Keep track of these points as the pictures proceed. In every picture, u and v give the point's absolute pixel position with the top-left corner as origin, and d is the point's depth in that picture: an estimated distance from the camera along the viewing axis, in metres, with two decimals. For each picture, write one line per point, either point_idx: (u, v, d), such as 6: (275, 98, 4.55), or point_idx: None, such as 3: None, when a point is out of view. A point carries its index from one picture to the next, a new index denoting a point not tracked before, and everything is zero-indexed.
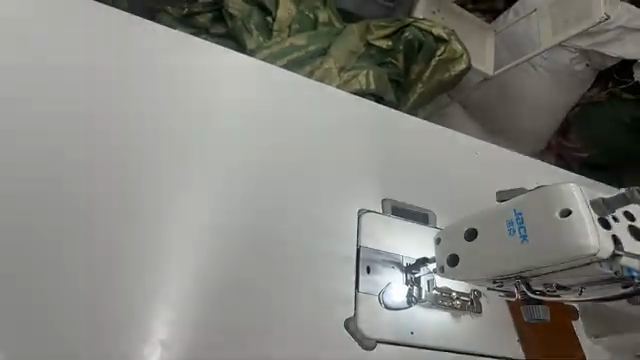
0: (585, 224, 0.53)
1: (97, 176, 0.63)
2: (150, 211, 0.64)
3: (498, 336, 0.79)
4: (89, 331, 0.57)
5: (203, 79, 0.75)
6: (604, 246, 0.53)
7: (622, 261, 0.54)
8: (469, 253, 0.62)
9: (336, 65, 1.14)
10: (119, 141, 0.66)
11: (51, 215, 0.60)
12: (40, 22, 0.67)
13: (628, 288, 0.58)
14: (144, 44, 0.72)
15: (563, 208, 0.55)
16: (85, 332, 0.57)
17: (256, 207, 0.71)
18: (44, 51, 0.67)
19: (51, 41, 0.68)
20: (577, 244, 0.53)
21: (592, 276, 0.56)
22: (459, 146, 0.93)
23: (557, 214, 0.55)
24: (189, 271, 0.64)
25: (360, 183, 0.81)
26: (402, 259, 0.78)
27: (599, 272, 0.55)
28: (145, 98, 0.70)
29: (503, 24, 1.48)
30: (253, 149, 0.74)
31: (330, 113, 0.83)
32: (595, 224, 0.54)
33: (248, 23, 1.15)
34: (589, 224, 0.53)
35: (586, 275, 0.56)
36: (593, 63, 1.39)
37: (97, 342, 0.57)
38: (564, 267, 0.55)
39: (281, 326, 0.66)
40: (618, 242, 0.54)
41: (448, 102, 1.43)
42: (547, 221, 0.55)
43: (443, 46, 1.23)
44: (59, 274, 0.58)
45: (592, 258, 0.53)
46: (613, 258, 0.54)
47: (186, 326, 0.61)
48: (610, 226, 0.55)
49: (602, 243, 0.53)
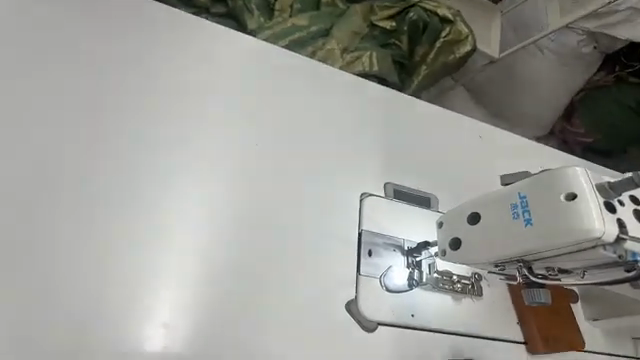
0: (591, 207, 0.53)
1: (97, 157, 0.63)
2: (150, 193, 0.64)
3: (499, 319, 0.80)
4: (90, 313, 0.57)
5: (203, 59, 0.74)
6: (609, 229, 0.53)
7: (628, 245, 0.54)
8: (471, 236, 0.61)
9: (339, 46, 1.12)
10: (119, 122, 0.66)
11: (51, 196, 0.59)
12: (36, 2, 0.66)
13: (632, 272, 0.57)
14: (143, 25, 0.72)
15: (568, 191, 0.54)
16: (86, 314, 0.57)
17: (257, 190, 0.71)
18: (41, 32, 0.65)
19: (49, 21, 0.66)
20: (582, 228, 0.52)
21: (596, 259, 0.56)
22: (462, 129, 0.92)
23: (562, 198, 0.54)
24: (190, 253, 0.64)
25: (362, 167, 0.80)
26: (403, 242, 0.78)
27: (603, 257, 0.55)
28: (145, 79, 0.69)
29: (510, 5, 1.45)
30: (254, 131, 0.73)
31: (332, 95, 0.82)
32: (601, 207, 0.53)
33: (249, 3, 1.12)
34: (595, 207, 0.53)
35: (590, 259, 0.56)
36: (601, 46, 1.37)
37: (98, 324, 0.57)
38: (568, 250, 0.55)
39: (282, 309, 0.67)
40: (623, 225, 0.54)
41: (452, 86, 1.41)
42: (552, 205, 0.55)
43: (448, 27, 1.20)
44: (60, 255, 0.58)
45: (597, 241, 0.53)
46: (618, 241, 0.54)
47: (188, 306, 0.62)
48: (615, 210, 0.55)
49: (606, 226, 0.53)
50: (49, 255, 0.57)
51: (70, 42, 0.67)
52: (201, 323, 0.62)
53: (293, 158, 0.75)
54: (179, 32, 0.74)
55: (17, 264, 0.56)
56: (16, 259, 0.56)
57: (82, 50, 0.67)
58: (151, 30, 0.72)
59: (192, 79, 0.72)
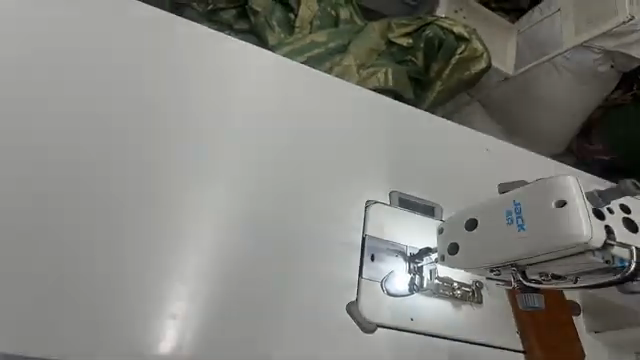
0: (579, 213, 0.55)
1: (124, 157, 0.67)
2: (170, 194, 0.68)
3: (498, 326, 0.82)
4: (111, 305, 0.61)
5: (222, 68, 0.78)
6: (595, 234, 0.55)
7: (614, 250, 0.57)
8: (469, 241, 0.64)
9: (356, 62, 1.16)
10: (143, 125, 0.70)
11: (82, 191, 0.64)
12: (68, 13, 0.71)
13: (616, 276, 0.59)
14: (169, 37, 0.76)
15: (558, 198, 0.57)
16: (108, 305, 0.61)
17: (270, 195, 0.75)
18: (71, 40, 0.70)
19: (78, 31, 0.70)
20: (571, 233, 0.55)
21: (586, 265, 0.58)
22: (470, 142, 0.95)
23: (553, 204, 0.57)
24: (204, 251, 0.67)
25: (371, 174, 0.83)
26: (406, 249, 0.80)
27: (591, 262, 0.57)
28: (170, 86, 0.73)
29: (527, 23, 1.47)
30: (269, 139, 0.78)
31: (346, 107, 0.86)
32: (589, 214, 0.56)
33: (271, 20, 1.21)
34: (584, 215, 0.55)
35: (579, 264, 0.58)
36: (618, 65, 1.34)
37: (118, 315, 0.61)
38: (558, 255, 0.57)
39: (288, 309, 0.70)
40: (611, 231, 0.57)
41: (467, 101, 1.44)
42: (543, 211, 0.58)
43: (464, 45, 1.23)
44: (88, 246, 0.62)
45: (585, 246, 0.55)
46: (606, 247, 0.57)
47: (199, 303, 0.65)
48: (604, 217, 0.58)
49: (593, 231, 0.55)
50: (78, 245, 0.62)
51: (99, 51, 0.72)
52: (213, 319, 0.65)
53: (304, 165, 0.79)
54: (200, 44, 0.78)
55: (49, 253, 0.60)
56: (48, 249, 0.61)
57: None
58: (178, 42, 0.76)
59: (211, 90, 0.76)
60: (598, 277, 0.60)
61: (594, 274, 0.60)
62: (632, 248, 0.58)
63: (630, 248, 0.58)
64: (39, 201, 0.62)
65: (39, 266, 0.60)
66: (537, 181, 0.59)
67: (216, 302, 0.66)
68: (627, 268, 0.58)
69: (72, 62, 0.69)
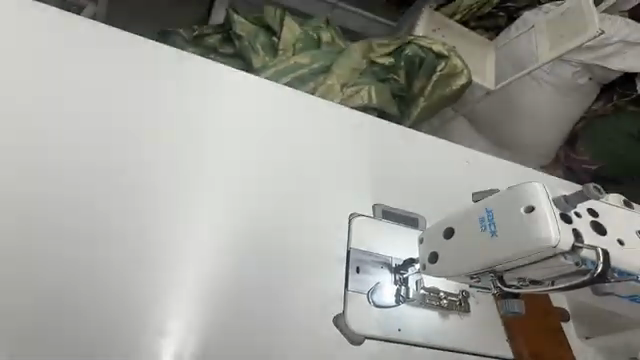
0: (546, 218, 0.58)
1: (112, 179, 0.69)
2: (157, 214, 0.70)
3: (487, 335, 0.82)
4: (110, 324, 0.63)
5: (205, 91, 0.79)
6: (563, 238, 0.58)
7: (582, 252, 0.59)
8: (447, 250, 0.67)
9: (339, 82, 1.19)
10: (127, 147, 0.71)
11: (71, 214, 0.65)
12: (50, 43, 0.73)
13: (586, 276, 0.60)
14: (152, 63, 0.78)
15: (527, 204, 0.60)
16: (107, 324, 0.63)
17: (254, 212, 0.76)
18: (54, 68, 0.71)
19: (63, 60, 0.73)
20: (539, 237, 0.57)
21: (558, 268, 0.60)
22: (452, 154, 0.96)
23: (522, 210, 0.60)
24: (198, 271, 0.69)
25: (355, 188, 0.85)
26: (392, 260, 0.81)
27: (563, 264, 0.60)
28: (155, 110, 0.75)
29: (503, 41, 1.51)
30: (252, 159, 0.79)
31: (330, 124, 0.88)
32: (556, 218, 0.58)
33: (255, 44, 1.26)
34: (551, 218, 0.58)
35: (552, 268, 0.61)
36: (596, 77, 1.42)
37: (117, 334, 0.63)
38: (534, 260, 0.59)
39: (276, 325, 0.71)
40: (579, 235, 0.59)
41: (453, 116, 1.47)
42: (513, 217, 0.60)
43: (443, 62, 1.26)
44: (78, 268, 0.64)
45: (553, 249, 0.58)
46: (574, 250, 0.58)
47: (192, 321, 0.66)
48: (571, 220, 0.60)
49: (561, 235, 0.58)
50: (71, 267, 0.63)
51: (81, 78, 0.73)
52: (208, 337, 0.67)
53: (286, 181, 0.80)
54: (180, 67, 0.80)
55: (40, 276, 0.62)
56: (39, 273, 0.62)
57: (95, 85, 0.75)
58: (161, 67, 0.78)
59: (200, 114, 0.78)
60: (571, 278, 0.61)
61: (568, 277, 0.61)
62: (599, 250, 0.59)
63: (596, 249, 0.59)
64: (29, 224, 0.63)
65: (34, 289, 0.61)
66: (506, 189, 0.62)
67: (220, 319, 0.68)
68: (595, 268, 0.59)
69: (55, 84, 0.71)
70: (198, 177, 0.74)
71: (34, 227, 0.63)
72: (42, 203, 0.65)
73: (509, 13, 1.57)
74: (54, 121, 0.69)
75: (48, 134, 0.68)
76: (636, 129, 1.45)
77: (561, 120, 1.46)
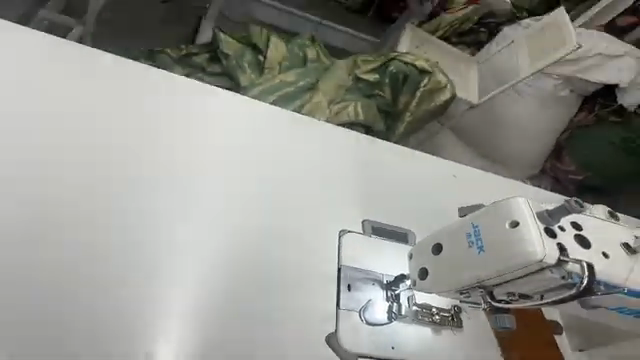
0: (530, 233, 0.59)
1: (97, 201, 0.68)
2: (144, 236, 0.69)
3: (480, 350, 0.82)
4: (99, 349, 0.62)
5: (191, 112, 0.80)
6: (549, 252, 0.58)
7: (568, 266, 0.60)
8: (436, 265, 0.67)
9: (326, 99, 1.21)
10: (112, 169, 0.71)
11: (58, 240, 0.65)
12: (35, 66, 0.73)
13: (574, 290, 0.61)
14: (140, 86, 0.77)
15: (511, 219, 0.60)
16: (96, 350, 0.62)
17: (241, 232, 0.75)
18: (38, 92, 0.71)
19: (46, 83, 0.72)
20: (526, 251, 0.58)
21: (545, 282, 0.61)
22: (439, 168, 0.97)
23: (507, 225, 0.61)
24: (189, 292, 0.69)
25: (343, 204, 0.85)
26: (382, 276, 0.81)
27: (551, 279, 0.60)
28: (141, 132, 0.75)
29: (485, 56, 1.55)
30: (239, 177, 0.79)
31: (317, 142, 0.88)
32: (541, 232, 0.59)
33: (242, 62, 1.27)
34: (535, 232, 0.59)
35: (540, 281, 0.61)
36: (577, 89, 1.47)
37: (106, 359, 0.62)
38: (522, 273, 0.60)
39: (266, 345, 0.70)
40: (563, 249, 0.60)
41: (438, 130, 1.48)
42: (500, 232, 0.61)
43: (426, 78, 1.29)
44: (65, 298, 0.63)
45: (540, 263, 0.58)
46: (560, 264, 0.59)
47: (182, 345, 0.66)
48: (555, 235, 0.60)
49: (547, 249, 0.58)
50: (58, 296, 0.63)
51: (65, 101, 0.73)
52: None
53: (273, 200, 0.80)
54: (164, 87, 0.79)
55: (27, 307, 0.61)
56: (25, 303, 0.61)
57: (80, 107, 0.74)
58: (143, 88, 0.78)
59: (187, 135, 0.78)
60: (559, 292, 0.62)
61: (556, 291, 0.62)
62: (583, 263, 0.60)
63: (580, 263, 0.60)
64: (14, 252, 0.62)
65: (19, 316, 0.60)
66: (490, 205, 0.63)
67: (213, 341, 0.68)
68: (580, 282, 0.60)
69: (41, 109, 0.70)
70: (187, 197, 0.74)
71: (19, 254, 0.63)
72: (28, 229, 0.64)
73: (491, 29, 1.61)
74: (39, 146, 0.68)
75: (33, 159, 0.67)
76: (617, 137, 1.48)
77: (544, 132, 1.49)
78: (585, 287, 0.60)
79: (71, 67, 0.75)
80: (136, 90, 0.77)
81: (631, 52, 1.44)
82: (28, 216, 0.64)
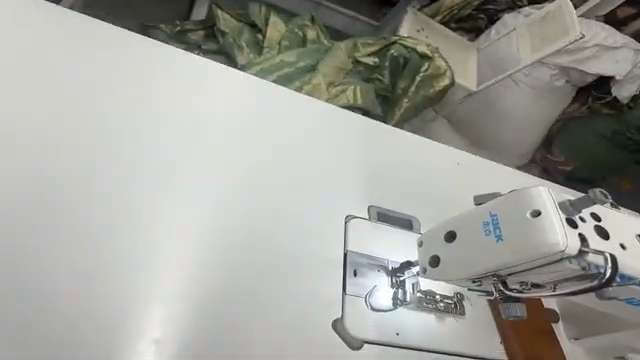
0: (553, 222, 0.60)
1: (97, 179, 0.66)
2: (143, 214, 0.67)
3: (482, 338, 0.83)
4: (91, 331, 0.59)
5: (188, 88, 0.78)
6: (570, 243, 0.59)
7: (589, 257, 0.60)
8: (449, 253, 0.68)
9: (325, 81, 1.15)
10: (111, 147, 0.69)
11: (54, 215, 0.63)
12: (29, 40, 0.70)
13: (594, 282, 0.61)
14: (140, 63, 0.76)
15: (533, 208, 0.61)
16: (88, 332, 0.59)
17: (242, 214, 0.74)
18: (33, 67, 0.69)
19: (41, 57, 0.70)
20: (547, 241, 0.59)
21: (565, 272, 0.62)
22: (442, 155, 0.96)
23: (528, 214, 0.61)
24: (182, 272, 0.66)
25: (345, 189, 0.84)
26: (387, 263, 0.81)
27: (570, 269, 0.61)
28: (140, 111, 0.73)
29: (485, 42, 1.52)
30: (238, 161, 0.77)
31: (316, 125, 0.86)
32: (563, 223, 0.60)
33: (238, 39, 1.23)
34: (557, 223, 0.60)
35: (559, 271, 0.62)
36: (573, 80, 1.44)
37: (99, 341, 0.59)
38: (541, 262, 0.60)
39: (264, 334, 0.68)
40: (585, 239, 0.61)
41: (433, 117, 1.42)
42: (520, 221, 0.62)
43: (427, 63, 1.24)
44: (59, 274, 0.60)
45: (561, 254, 0.59)
46: (580, 254, 0.60)
47: (178, 321, 0.64)
48: (576, 225, 0.62)
49: (568, 240, 0.59)
50: (55, 272, 0.60)
51: (59, 78, 0.70)
52: (195, 337, 0.64)
53: (270, 185, 0.78)
54: (159, 67, 0.77)
55: (18, 285, 0.58)
56: (17, 278, 0.58)
57: (76, 82, 0.71)
58: (138, 66, 0.75)
59: (190, 113, 0.76)
60: (577, 283, 0.63)
61: (572, 282, 0.63)
62: (607, 255, 0.61)
63: (604, 254, 0.61)
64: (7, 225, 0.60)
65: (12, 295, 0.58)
66: (510, 193, 0.64)
67: (201, 324, 0.65)
68: (603, 273, 0.60)
69: (36, 86, 0.68)
70: (182, 187, 0.71)
71: (9, 233, 0.60)
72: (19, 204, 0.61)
73: (490, 16, 1.59)
74: (41, 119, 0.66)
75: (34, 133, 0.65)
76: (610, 130, 1.53)
77: (545, 123, 1.48)
78: (607, 280, 0.60)
79: (69, 41, 0.73)
80: (139, 63, 0.76)
81: (630, 45, 1.43)
82: (25, 193, 0.62)
